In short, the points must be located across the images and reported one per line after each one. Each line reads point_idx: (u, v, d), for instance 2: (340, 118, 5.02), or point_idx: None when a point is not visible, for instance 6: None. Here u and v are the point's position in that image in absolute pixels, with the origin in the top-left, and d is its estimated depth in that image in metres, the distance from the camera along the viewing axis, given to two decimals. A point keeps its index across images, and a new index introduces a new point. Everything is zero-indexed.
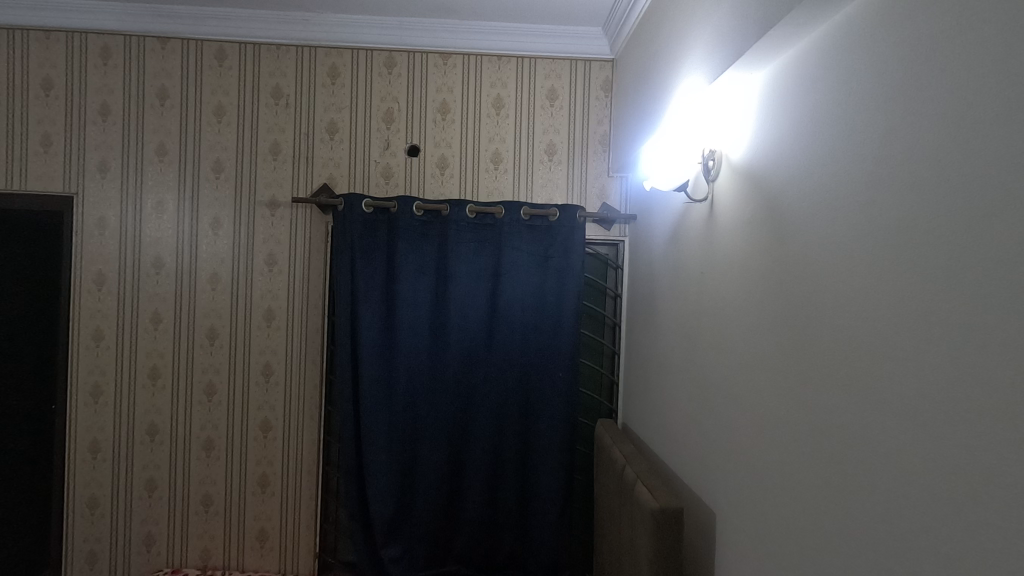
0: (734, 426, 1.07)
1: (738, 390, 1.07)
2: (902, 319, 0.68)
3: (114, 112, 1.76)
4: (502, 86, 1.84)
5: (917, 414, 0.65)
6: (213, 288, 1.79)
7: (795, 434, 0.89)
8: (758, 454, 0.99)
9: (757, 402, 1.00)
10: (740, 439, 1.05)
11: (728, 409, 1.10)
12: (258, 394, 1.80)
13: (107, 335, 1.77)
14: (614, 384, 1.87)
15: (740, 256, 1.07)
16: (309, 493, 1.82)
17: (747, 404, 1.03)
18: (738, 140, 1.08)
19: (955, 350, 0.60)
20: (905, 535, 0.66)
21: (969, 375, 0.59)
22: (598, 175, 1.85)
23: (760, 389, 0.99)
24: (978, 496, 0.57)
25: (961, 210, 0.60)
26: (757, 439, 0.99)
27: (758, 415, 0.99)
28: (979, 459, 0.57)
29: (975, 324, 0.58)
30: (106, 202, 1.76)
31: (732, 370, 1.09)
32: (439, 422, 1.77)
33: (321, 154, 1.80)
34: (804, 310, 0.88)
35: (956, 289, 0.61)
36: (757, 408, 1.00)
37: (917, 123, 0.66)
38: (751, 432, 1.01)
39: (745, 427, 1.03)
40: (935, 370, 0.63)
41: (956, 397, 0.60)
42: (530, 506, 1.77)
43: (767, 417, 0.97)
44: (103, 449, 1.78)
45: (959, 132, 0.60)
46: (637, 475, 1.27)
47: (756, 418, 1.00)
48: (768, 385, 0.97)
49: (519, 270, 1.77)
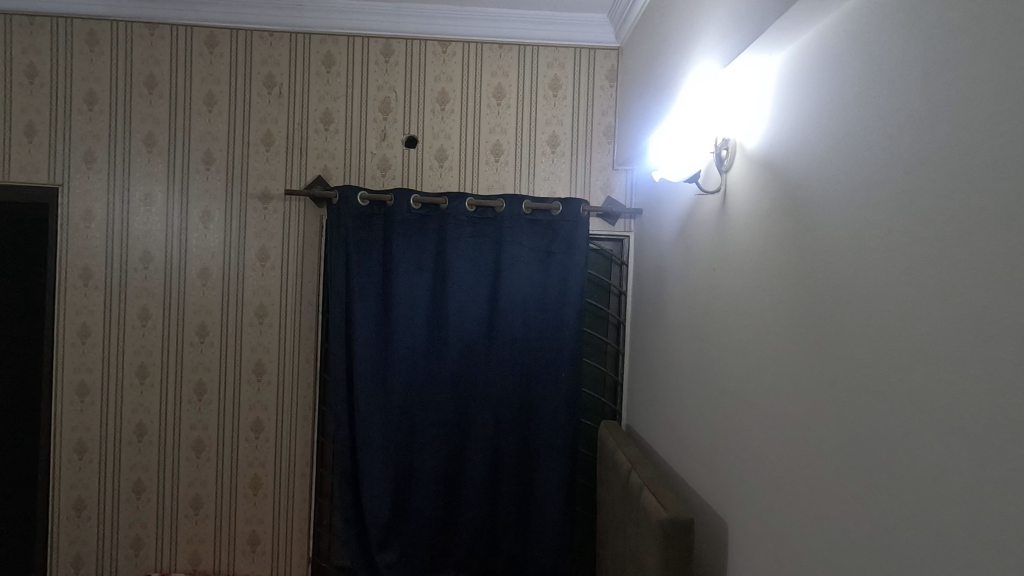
0: (746, 431, 1.01)
1: (752, 393, 1.00)
2: (929, 321, 0.62)
3: (101, 101, 1.69)
4: (503, 75, 1.77)
5: (944, 424, 0.59)
6: (203, 283, 1.73)
7: (811, 441, 0.83)
8: (773, 461, 0.92)
9: (773, 407, 0.93)
10: (754, 445, 0.98)
11: (741, 413, 1.04)
12: (250, 393, 1.74)
13: (93, 331, 1.70)
14: (618, 384, 1.80)
15: (758, 251, 1.00)
16: (302, 495, 1.76)
17: (762, 408, 0.97)
18: (754, 127, 1.01)
19: (987, 355, 0.55)
20: (931, 557, 0.61)
21: (1004, 383, 0.53)
22: (603, 168, 1.78)
23: (775, 394, 0.93)
24: (1013, 517, 0.52)
25: (999, 202, 0.54)
26: (772, 446, 0.93)
27: (774, 420, 0.93)
28: (1012, 475, 0.52)
29: (1012, 326, 0.52)
30: (92, 193, 1.70)
31: (746, 372, 1.03)
32: (436, 422, 1.71)
33: (316, 145, 1.74)
34: (825, 309, 0.81)
35: (990, 288, 0.55)
36: (773, 412, 0.94)
37: (951, 107, 0.60)
38: (765, 439, 0.95)
39: (761, 433, 0.97)
40: (965, 376, 0.57)
41: (988, 407, 0.54)
42: (531, 509, 1.71)
43: (784, 422, 0.90)
44: (89, 449, 1.72)
45: (997, 113, 0.54)
46: (643, 482, 1.21)
47: (772, 424, 0.93)
48: (784, 390, 0.91)
49: (520, 266, 1.70)
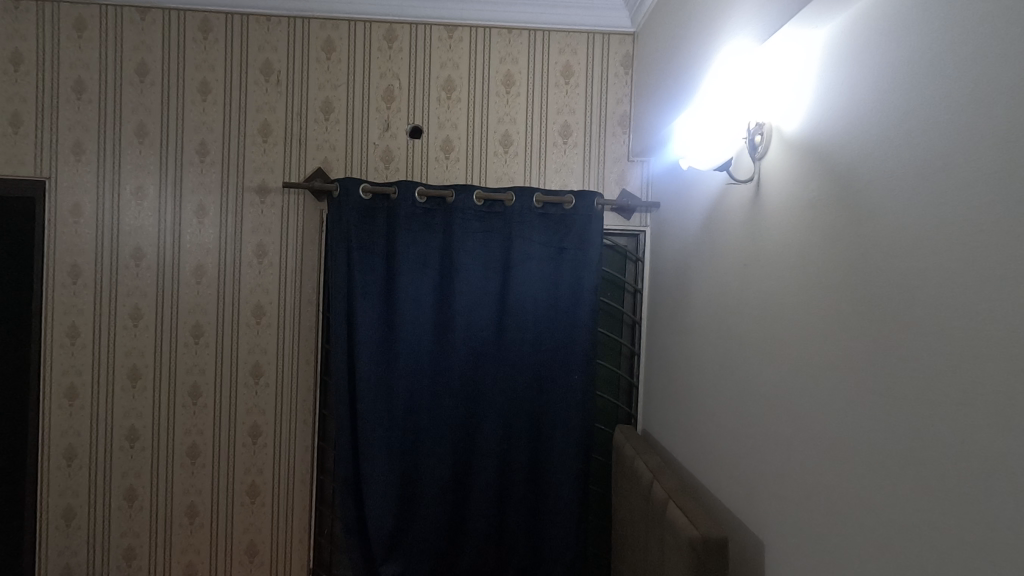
0: (785, 441, 0.93)
1: (794, 401, 0.91)
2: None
3: (90, 89, 1.61)
4: (512, 62, 1.68)
5: None
6: (198, 281, 1.64)
7: (867, 457, 0.75)
8: (821, 477, 0.84)
9: (821, 416, 0.85)
10: (797, 458, 0.90)
11: (780, 423, 0.95)
12: (247, 397, 1.66)
13: (82, 332, 1.62)
14: (633, 388, 1.72)
15: (799, 243, 0.91)
16: (302, 503, 1.68)
17: (806, 418, 0.88)
18: (796, 107, 0.92)
19: None
20: None
21: None
22: (617, 159, 1.69)
23: (820, 402, 0.85)
24: None
25: None
26: (818, 460, 0.85)
27: (820, 431, 0.84)
28: None
29: None
30: (82, 187, 1.61)
31: (785, 378, 0.94)
32: (442, 427, 1.62)
33: (316, 135, 1.65)
34: (887, 307, 0.72)
35: None
36: (820, 422, 0.85)
37: None
38: (811, 452, 0.86)
39: (805, 446, 0.88)
40: None
41: None
42: (543, 518, 1.63)
43: (834, 434, 0.81)
44: (79, 456, 1.63)
45: None
46: (668, 494, 1.12)
47: (819, 435, 0.85)
48: (832, 398, 0.82)
49: (531, 262, 1.62)
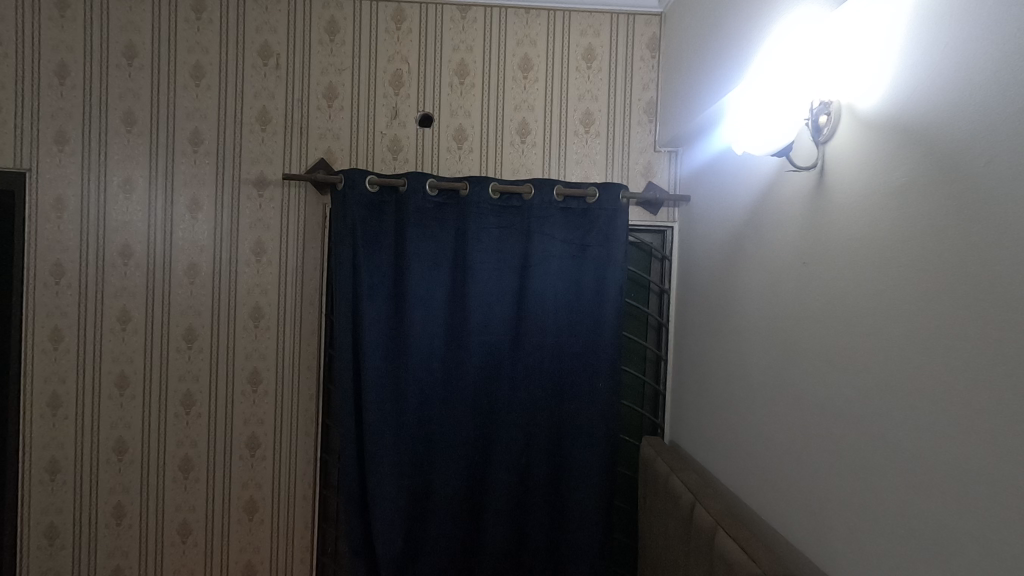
0: (859, 466, 0.82)
1: (871, 419, 0.80)
2: None
3: (74, 73, 1.48)
4: (531, 45, 1.56)
5: None
6: (191, 281, 1.52)
7: (970, 490, 0.64)
8: (909, 509, 0.72)
9: (907, 439, 0.73)
10: (879, 486, 0.78)
11: (854, 443, 0.83)
12: (245, 406, 1.54)
13: (66, 335, 1.50)
14: (659, 395, 1.59)
15: (880, 234, 0.79)
16: (304, 521, 1.56)
17: (887, 440, 0.77)
18: (875, 77, 0.79)
19: None
20: None
21: None
22: (643, 149, 1.57)
23: (906, 423, 0.73)
24: None
25: None
26: (902, 488, 0.74)
27: (908, 457, 0.73)
28: None
29: None
30: (65, 179, 1.49)
31: (858, 392, 0.82)
32: (456, 439, 1.51)
33: (318, 124, 1.53)
34: (1002, 314, 0.60)
35: None
36: (907, 446, 0.73)
37: None
38: (895, 479, 0.75)
39: (889, 472, 0.76)
40: None
41: None
42: (564, 537, 1.51)
43: (926, 461, 0.70)
44: (63, 470, 1.51)
45: None
46: (716, 520, 1.01)
47: (907, 461, 0.73)
48: (922, 420, 0.71)
49: (551, 261, 1.50)
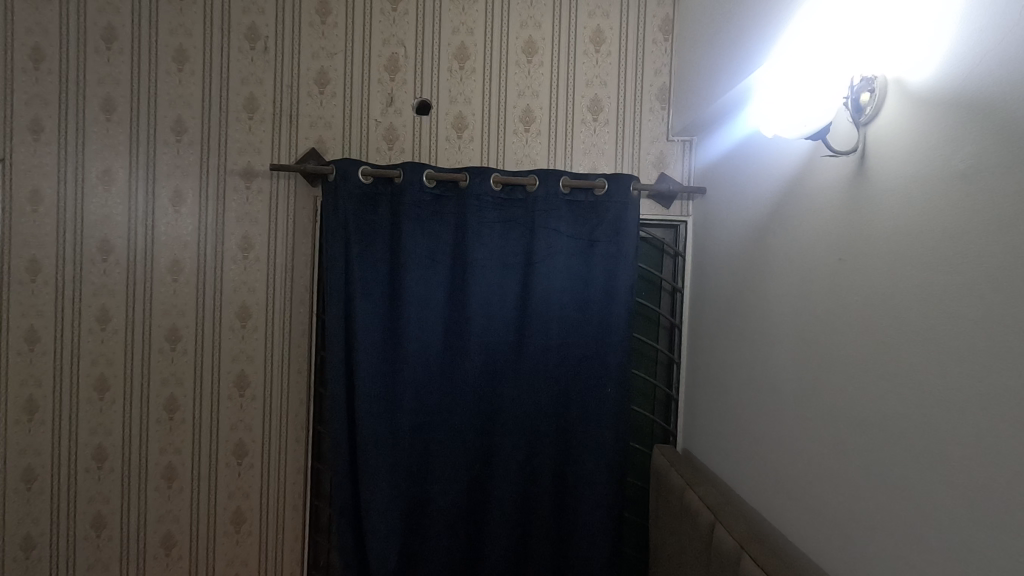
0: (900, 488, 0.73)
1: (916, 436, 0.70)
2: None
3: (48, 57, 1.39)
4: (535, 27, 1.46)
5: None
6: (174, 278, 1.43)
7: None
8: (957, 542, 0.63)
9: (959, 461, 0.64)
10: (921, 511, 0.69)
11: (899, 463, 0.73)
12: (231, 411, 1.45)
13: (42, 336, 1.41)
14: (671, 401, 1.50)
15: (936, 228, 0.68)
16: (294, 533, 1.47)
17: (934, 460, 0.67)
18: (930, 47, 0.69)
19: None
20: None
21: None
22: (655, 138, 1.47)
23: (958, 443, 0.64)
24: None
25: None
26: (950, 517, 0.65)
27: (958, 481, 0.64)
28: None
29: None
30: (40, 170, 1.39)
31: (902, 404, 0.73)
32: (455, 447, 1.42)
33: (308, 111, 1.44)
34: None
35: None
36: (957, 469, 0.64)
37: None
38: (942, 506, 0.66)
39: (934, 497, 0.67)
40: None
41: None
42: (570, 552, 1.42)
43: (979, 487, 0.61)
44: (40, 479, 1.42)
45: None
46: (741, 544, 0.92)
47: (956, 487, 0.64)
48: (977, 440, 0.61)
49: (557, 257, 1.40)
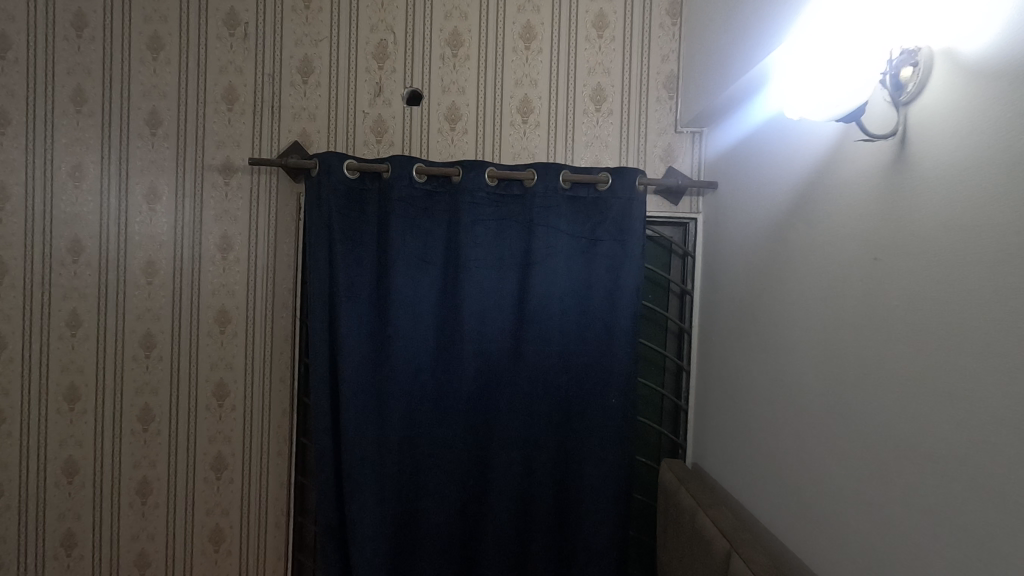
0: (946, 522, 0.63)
1: (968, 463, 0.61)
2: None
3: (15, 45, 1.30)
4: (533, 11, 1.37)
5: None
6: (149, 281, 1.34)
7: None
8: None
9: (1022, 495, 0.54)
10: (973, 552, 0.59)
11: (945, 492, 0.64)
12: (210, 422, 1.36)
13: (9, 343, 1.32)
14: (680, 411, 1.40)
15: (996, 222, 0.58)
16: (276, 553, 1.38)
17: (991, 493, 0.58)
18: (987, 9, 0.59)
19: None
20: None
21: None
22: (663, 130, 1.38)
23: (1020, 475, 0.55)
24: None
25: None
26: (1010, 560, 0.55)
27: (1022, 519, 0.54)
28: None
29: None
30: (6, 166, 1.31)
31: (951, 427, 0.63)
32: (448, 461, 1.32)
33: (291, 102, 1.35)
34: None
35: None
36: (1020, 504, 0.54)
37: None
38: (999, 546, 0.56)
39: (990, 535, 0.57)
40: None
41: None
42: (571, 574, 1.32)
43: None
44: (6, 495, 1.34)
45: None
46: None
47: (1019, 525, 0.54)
48: None
49: (556, 258, 1.30)
